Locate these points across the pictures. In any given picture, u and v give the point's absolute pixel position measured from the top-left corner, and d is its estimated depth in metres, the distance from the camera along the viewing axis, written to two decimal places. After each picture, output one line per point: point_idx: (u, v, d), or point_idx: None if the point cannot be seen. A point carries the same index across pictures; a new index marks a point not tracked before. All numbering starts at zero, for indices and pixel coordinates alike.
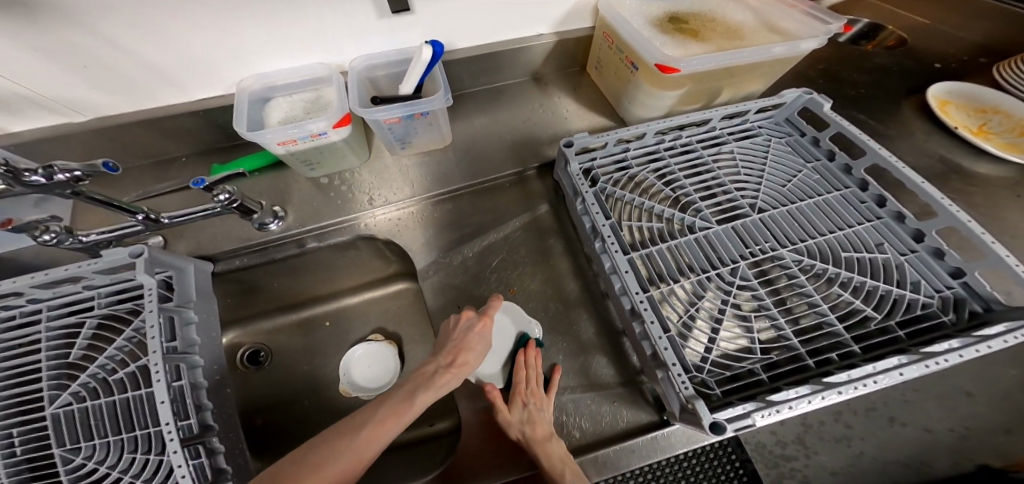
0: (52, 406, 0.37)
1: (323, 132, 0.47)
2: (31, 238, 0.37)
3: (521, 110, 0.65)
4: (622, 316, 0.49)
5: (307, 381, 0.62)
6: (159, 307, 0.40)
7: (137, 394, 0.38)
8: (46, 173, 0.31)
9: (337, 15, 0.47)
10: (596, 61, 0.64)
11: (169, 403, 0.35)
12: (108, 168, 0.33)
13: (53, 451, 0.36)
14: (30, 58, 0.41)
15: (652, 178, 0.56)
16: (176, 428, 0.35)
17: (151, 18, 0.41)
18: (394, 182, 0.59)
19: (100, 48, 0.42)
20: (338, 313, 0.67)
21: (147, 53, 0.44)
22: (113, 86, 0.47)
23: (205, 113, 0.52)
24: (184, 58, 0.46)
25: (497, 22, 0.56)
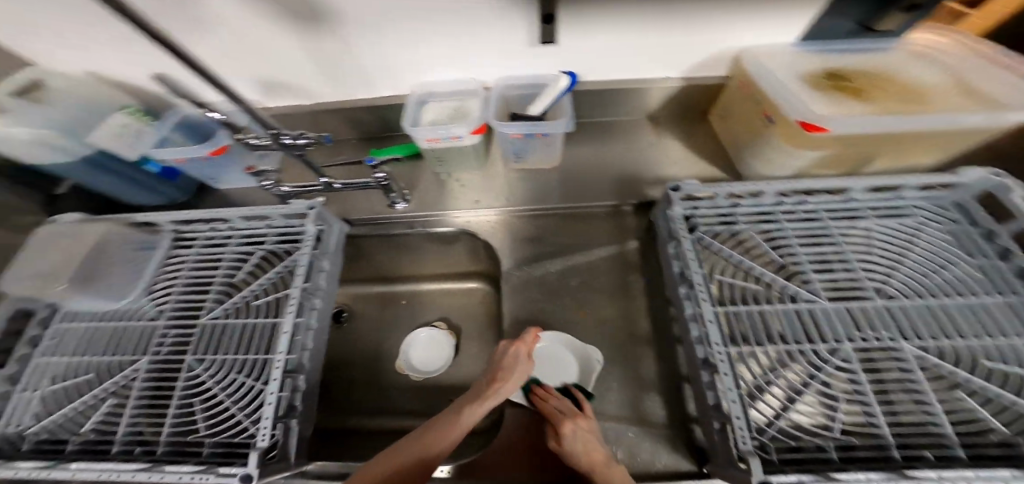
0: (207, 317, 0.52)
1: (460, 137, 0.55)
2: (258, 182, 0.51)
3: (634, 148, 0.67)
4: (691, 363, 0.47)
5: (372, 349, 0.71)
6: (310, 254, 0.53)
7: (262, 322, 0.51)
8: (284, 137, 0.43)
9: (496, 43, 0.54)
10: (724, 108, 0.63)
11: (289, 336, 0.47)
12: (325, 139, 0.45)
13: (186, 358, 0.49)
14: (278, 55, 0.55)
15: (759, 239, 0.54)
16: (284, 359, 0.46)
17: (361, 34, 0.52)
18: (501, 190, 0.65)
19: (322, 53, 0.55)
20: (415, 295, 0.76)
21: (349, 60, 0.56)
22: (320, 82, 0.60)
23: (374, 109, 0.64)
24: (373, 66, 0.58)
25: (636, 62, 0.59)
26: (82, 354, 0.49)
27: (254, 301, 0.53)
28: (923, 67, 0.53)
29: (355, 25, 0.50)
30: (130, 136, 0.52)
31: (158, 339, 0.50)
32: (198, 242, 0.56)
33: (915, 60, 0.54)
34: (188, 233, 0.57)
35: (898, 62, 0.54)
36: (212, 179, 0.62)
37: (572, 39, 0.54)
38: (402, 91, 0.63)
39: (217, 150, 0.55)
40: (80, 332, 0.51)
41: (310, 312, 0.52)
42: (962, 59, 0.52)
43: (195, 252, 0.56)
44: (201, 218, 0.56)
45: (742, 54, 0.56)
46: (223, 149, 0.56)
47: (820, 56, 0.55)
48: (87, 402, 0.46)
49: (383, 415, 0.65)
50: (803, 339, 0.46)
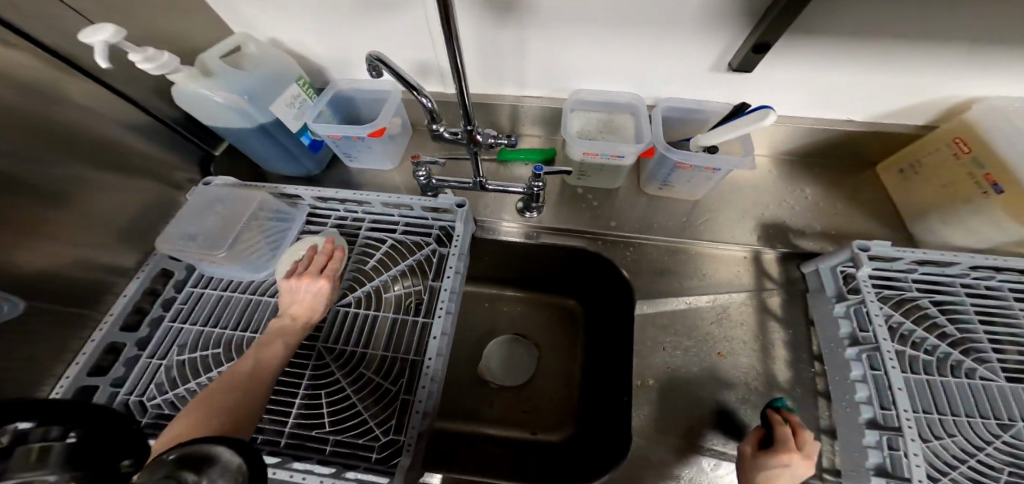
0: (339, 305, 0.50)
1: (622, 156, 0.52)
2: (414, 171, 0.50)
3: (784, 191, 0.61)
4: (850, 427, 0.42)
5: (454, 352, 0.69)
6: (459, 254, 0.50)
7: (399, 318, 0.49)
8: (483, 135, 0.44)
9: (682, 60, 0.51)
10: (904, 163, 0.57)
11: (438, 343, 0.44)
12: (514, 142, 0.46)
13: (318, 345, 0.47)
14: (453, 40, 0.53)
15: (933, 309, 0.47)
16: (433, 365, 0.43)
17: (553, 30, 0.50)
18: (635, 212, 0.61)
19: (499, 44, 0.53)
20: (496, 298, 0.73)
21: (520, 53, 0.54)
22: (478, 73, 0.58)
23: (518, 108, 0.62)
24: (543, 63, 0.55)
25: (816, 99, 0.54)
26: (206, 326, 0.47)
27: (386, 293, 0.51)
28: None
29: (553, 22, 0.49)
30: (298, 107, 0.53)
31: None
32: (331, 220, 0.54)
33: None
34: (322, 210, 0.55)
35: None
36: (349, 157, 0.60)
37: (769, 66, 0.50)
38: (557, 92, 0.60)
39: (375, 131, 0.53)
40: (206, 302, 0.49)
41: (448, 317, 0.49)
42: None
43: (327, 228, 0.53)
44: (339, 198, 0.53)
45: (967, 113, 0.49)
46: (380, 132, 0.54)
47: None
48: (214, 377, 0.42)
49: (474, 421, 0.63)
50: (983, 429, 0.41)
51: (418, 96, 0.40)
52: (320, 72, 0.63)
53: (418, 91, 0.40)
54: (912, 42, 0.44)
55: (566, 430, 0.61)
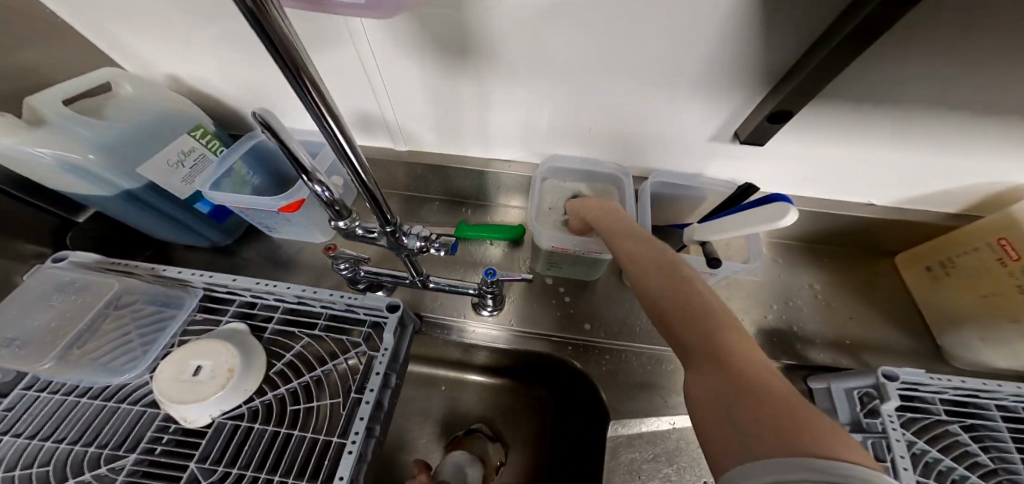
0: (224, 417, 0.39)
1: (598, 252, 0.43)
2: (332, 262, 0.39)
3: (788, 280, 0.53)
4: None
5: (410, 449, 0.59)
6: (385, 370, 0.39)
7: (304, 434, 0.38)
8: (411, 238, 0.33)
9: (674, 130, 0.42)
10: (932, 260, 0.48)
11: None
12: (454, 250, 0.35)
13: (192, 464, 0.36)
14: (391, 93, 0.43)
15: (973, 440, 0.38)
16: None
17: (511, 91, 0.40)
18: (614, 311, 0.53)
19: (451, 104, 0.43)
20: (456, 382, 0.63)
21: (477, 115, 0.44)
22: (429, 134, 0.48)
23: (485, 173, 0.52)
24: (503, 126, 0.45)
25: (831, 180, 0.45)
26: (47, 435, 0.36)
27: (292, 403, 0.41)
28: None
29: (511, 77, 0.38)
30: (188, 167, 0.44)
31: (154, 432, 0.38)
32: (232, 308, 0.43)
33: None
34: (223, 296, 0.44)
35: None
36: (270, 228, 0.50)
37: (779, 142, 0.41)
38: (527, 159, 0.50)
39: (290, 204, 0.44)
40: (52, 404, 0.37)
41: (368, 443, 0.37)
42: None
43: (225, 319, 0.43)
44: (246, 287, 0.43)
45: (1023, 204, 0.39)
46: (297, 204, 0.44)
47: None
48: None
49: None
50: None
51: (309, 186, 0.27)
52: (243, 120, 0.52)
53: (313, 176, 0.27)
54: (958, 118, 0.35)
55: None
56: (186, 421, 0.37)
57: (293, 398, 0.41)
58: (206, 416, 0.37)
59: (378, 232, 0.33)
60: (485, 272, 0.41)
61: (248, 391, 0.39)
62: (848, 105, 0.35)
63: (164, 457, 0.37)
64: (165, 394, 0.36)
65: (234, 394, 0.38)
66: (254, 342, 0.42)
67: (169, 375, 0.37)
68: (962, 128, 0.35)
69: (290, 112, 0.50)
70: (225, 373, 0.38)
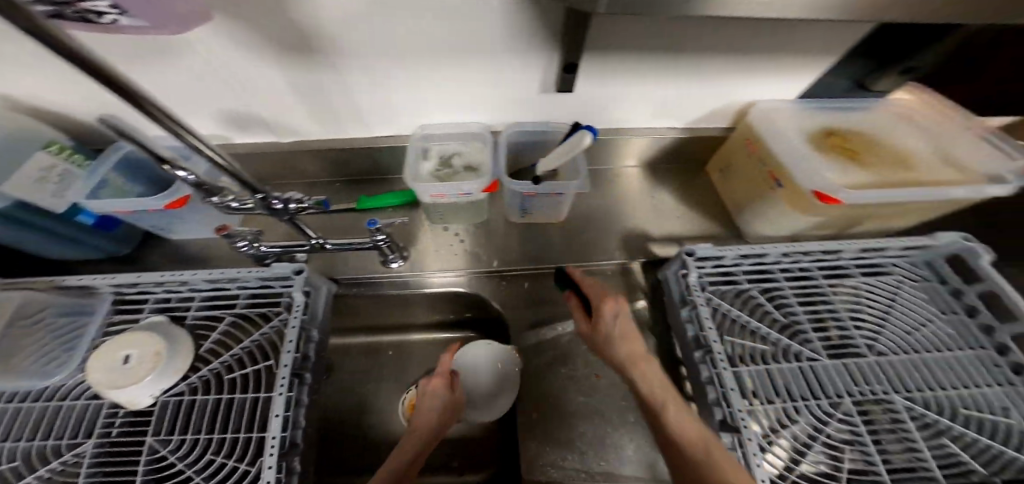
0: (166, 395, 0.44)
1: (470, 192, 0.51)
2: (233, 242, 0.44)
3: (634, 196, 0.67)
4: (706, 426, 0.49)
5: (361, 403, 0.66)
6: (300, 322, 0.45)
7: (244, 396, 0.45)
8: (284, 202, 0.38)
9: (506, 87, 0.52)
10: (722, 165, 0.64)
11: (281, 419, 0.41)
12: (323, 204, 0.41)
13: (148, 438, 0.42)
14: (258, 88, 0.49)
15: (763, 299, 0.56)
16: (278, 443, 0.40)
17: (362, 74, 0.48)
18: (498, 247, 0.62)
19: (317, 91, 0.50)
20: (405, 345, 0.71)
21: (343, 97, 0.51)
22: (307, 120, 0.55)
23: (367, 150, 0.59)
24: (368, 104, 0.53)
25: (638, 112, 0.59)
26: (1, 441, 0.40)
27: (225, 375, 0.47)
28: (914, 129, 0.56)
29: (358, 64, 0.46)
30: (57, 182, 0.47)
31: (104, 420, 0.42)
32: (149, 304, 0.48)
33: (902, 123, 0.57)
34: (132, 298, 0.49)
35: (883, 124, 0.57)
36: (166, 229, 0.53)
37: (586, 87, 0.53)
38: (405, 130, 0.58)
39: (175, 202, 0.47)
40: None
41: (301, 388, 0.45)
42: (950, 133, 0.55)
43: (144, 314, 0.47)
44: (154, 281, 0.48)
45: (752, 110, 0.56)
46: (183, 200, 0.48)
47: (819, 113, 0.57)
48: None
49: None
50: (809, 395, 0.50)
51: (173, 172, 0.33)
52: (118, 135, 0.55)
53: (173, 163, 0.33)
54: (690, 54, 0.48)
55: (489, 468, 0.61)
56: (131, 404, 0.42)
57: (229, 369, 0.47)
58: (150, 396, 0.43)
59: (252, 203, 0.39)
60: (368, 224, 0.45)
61: (180, 369, 0.44)
62: (615, 54, 0.47)
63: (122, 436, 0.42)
64: (99, 386, 0.41)
65: (167, 373, 0.43)
66: (176, 330, 0.46)
67: (102, 365, 0.41)
68: (697, 61, 0.49)
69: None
70: (152, 358, 0.43)
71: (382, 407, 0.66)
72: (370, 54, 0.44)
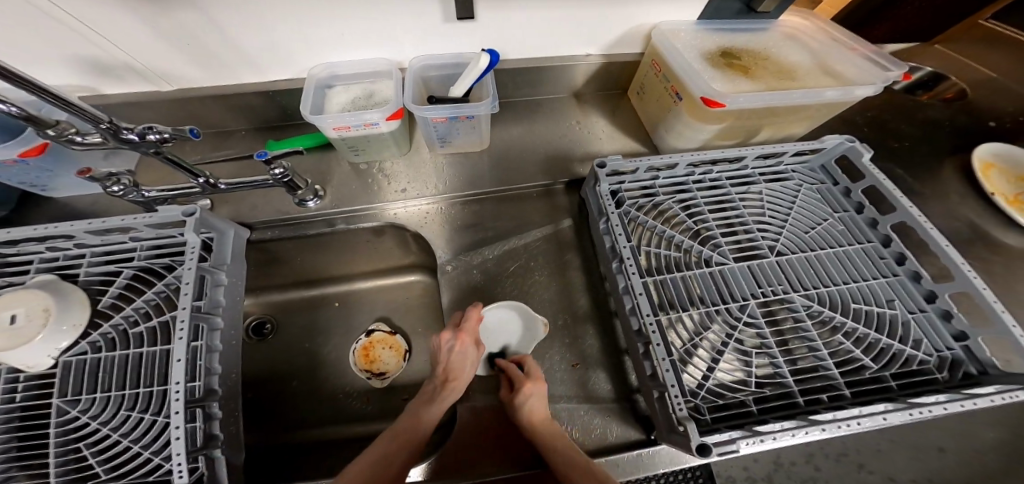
0: (67, 355, 0.42)
1: (376, 123, 0.51)
2: (104, 188, 0.40)
3: (559, 125, 0.68)
4: (628, 334, 0.52)
5: (304, 358, 0.67)
6: (198, 266, 0.43)
7: (148, 352, 0.44)
8: (138, 132, 0.36)
9: (409, 16, 0.51)
10: (638, 85, 0.67)
11: (185, 364, 0.39)
12: (192, 134, 0.39)
13: (54, 400, 0.40)
14: (139, 30, 0.46)
15: (677, 209, 0.59)
16: (183, 387, 0.38)
17: (249, 7, 0.46)
18: (423, 178, 0.62)
19: (207, 27, 0.47)
20: (348, 295, 0.72)
21: (240, 33, 0.49)
22: (203, 63, 0.52)
23: (273, 94, 0.58)
24: (264, 41, 0.51)
25: (550, 39, 0.60)
26: None
27: (134, 329, 0.45)
28: (799, 44, 0.60)
29: None
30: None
31: (6, 386, 0.41)
32: (34, 265, 0.44)
33: (793, 38, 0.61)
34: (16, 260, 0.45)
35: (777, 40, 0.60)
36: (40, 186, 0.49)
37: (490, 13, 0.52)
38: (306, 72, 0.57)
39: (32, 149, 0.43)
40: None
41: (212, 334, 0.44)
42: (827, 43, 0.59)
43: (32, 275, 0.44)
44: (30, 236, 0.44)
45: (653, 31, 0.58)
46: (41, 149, 0.44)
47: (715, 34, 0.59)
48: None
49: (337, 423, 0.62)
50: (719, 300, 0.55)
51: None
52: None
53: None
54: None
55: None
56: (26, 367, 0.41)
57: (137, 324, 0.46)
58: (48, 358, 0.41)
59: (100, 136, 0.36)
60: (258, 156, 0.46)
61: (80, 323, 0.43)
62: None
63: (32, 399, 0.41)
64: None
65: (62, 329, 0.41)
66: (68, 286, 0.44)
67: None
68: None
69: (40, 74, 0.49)
70: (41, 314, 0.41)
71: (331, 358, 0.67)
72: None
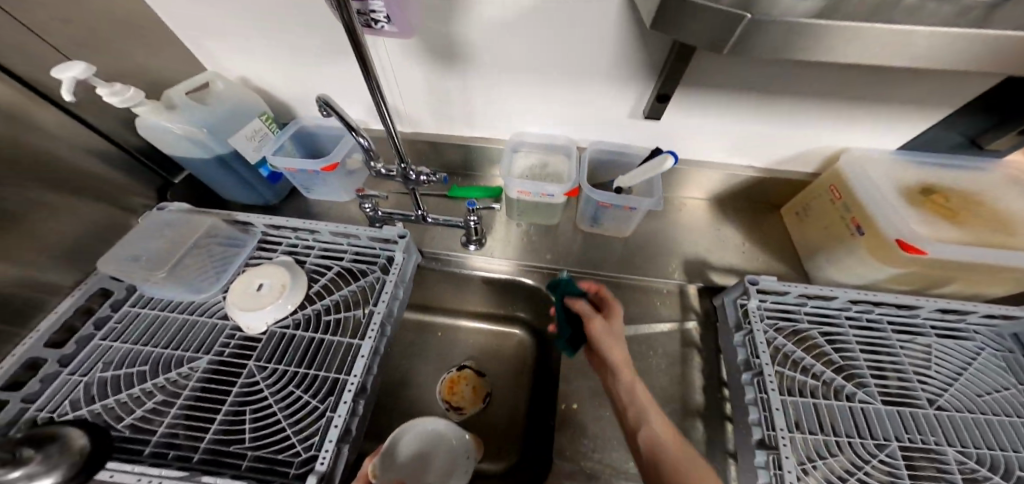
0: (274, 327, 0.54)
1: (552, 195, 0.59)
2: (363, 205, 0.57)
3: (701, 228, 0.70)
4: (741, 440, 0.49)
5: (406, 374, 0.73)
6: (393, 282, 0.55)
7: (328, 340, 0.53)
8: (417, 172, 0.49)
9: (608, 109, 0.59)
10: (799, 206, 0.66)
11: (364, 361, 0.49)
12: (443, 180, 0.52)
13: (250, 363, 0.51)
14: (412, 85, 0.60)
15: (822, 340, 0.56)
16: (354, 385, 0.47)
17: (493, 83, 0.58)
18: (565, 248, 0.70)
19: (455, 89, 0.60)
20: (450, 330, 0.79)
21: (473, 98, 0.61)
22: (436, 115, 0.66)
23: (469, 148, 0.70)
24: (488, 109, 0.63)
25: (720, 148, 0.63)
26: (145, 343, 0.52)
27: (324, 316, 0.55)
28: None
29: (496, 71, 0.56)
30: (259, 141, 0.59)
31: (222, 340, 0.54)
32: (281, 247, 0.59)
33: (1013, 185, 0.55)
34: (272, 238, 0.60)
35: (997, 185, 0.55)
36: (308, 189, 0.67)
37: (678, 117, 0.59)
38: (501, 135, 0.68)
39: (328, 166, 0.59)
40: (148, 322, 0.55)
41: (381, 340, 0.53)
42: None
43: (278, 255, 0.58)
44: (290, 227, 0.59)
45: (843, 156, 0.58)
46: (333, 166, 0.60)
47: (918, 167, 0.57)
48: (141, 391, 0.48)
49: None
50: (854, 433, 0.49)
51: (356, 136, 0.45)
52: (285, 107, 0.71)
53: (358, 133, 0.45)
54: (793, 93, 0.52)
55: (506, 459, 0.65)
56: (249, 328, 0.54)
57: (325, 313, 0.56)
58: (264, 324, 0.54)
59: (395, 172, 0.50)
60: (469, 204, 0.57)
61: (293, 304, 0.55)
62: (715, 86, 0.53)
63: (231, 357, 0.53)
64: (237, 305, 0.53)
65: (284, 306, 0.54)
66: (299, 269, 0.57)
67: (243, 287, 0.54)
68: (792, 99, 0.53)
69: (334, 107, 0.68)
70: (279, 288, 0.54)
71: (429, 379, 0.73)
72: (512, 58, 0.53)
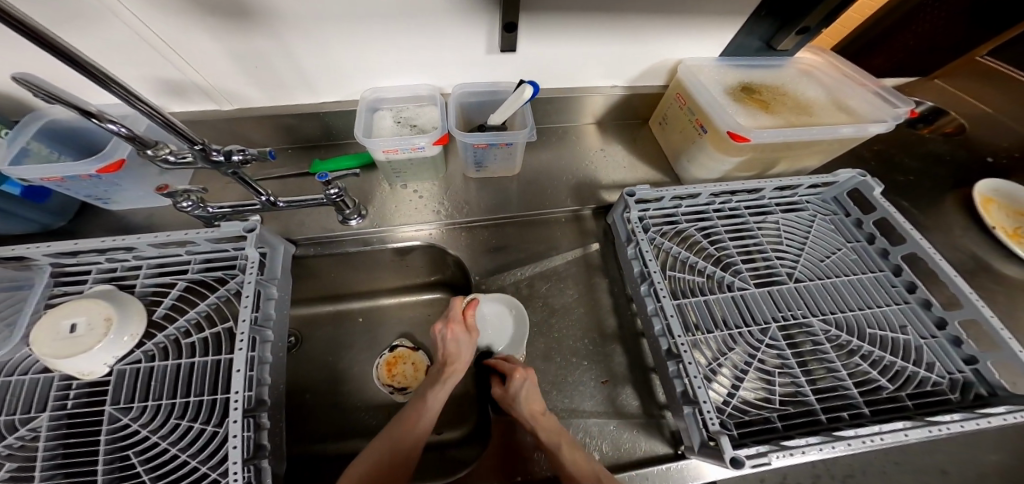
0: (122, 363, 0.43)
1: (421, 146, 0.54)
2: (175, 203, 0.45)
3: (584, 153, 0.72)
4: (656, 354, 0.53)
5: (327, 373, 0.66)
6: (256, 280, 0.46)
7: (199, 362, 0.44)
8: (226, 153, 0.41)
9: (457, 46, 0.55)
10: (661, 116, 0.71)
11: (243, 374, 0.40)
12: (270, 156, 0.43)
13: (107, 407, 0.41)
14: (218, 54, 0.49)
15: (699, 237, 0.62)
16: (241, 399, 0.39)
17: (317, 39, 0.50)
18: (451, 199, 0.66)
19: (276, 49, 0.50)
20: (371, 311, 0.72)
21: (300, 54, 0.52)
22: (266, 86, 0.56)
23: (321, 115, 0.61)
24: (325, 69, 0.55)
25: (578, 73, 0.64)
26: None
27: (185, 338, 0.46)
28: (812, 80, 0.65)
29: (316, 22, 0.47)
30: None
31: (58, 392, 0.41)
32: (92, 275, 0.47)
33: (804, 75, 0.65)
34: (74, 269, 0.47)
35: (794, 77, 0.65)
36: (104, 199, 0.55)
37: (529, 46, 0.57)
38: (354, 97, 0.61)
39: (109, 166, 0.49)
40: None
41: (263, 345, 0.45)
42: (842, 79, 0.63)
43: (89, 285, 0.46)
44: (94, 249, 0.46)
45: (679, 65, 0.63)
46: (117, 165, 0.50)
47: (737, 70, 0.64)
48: None
49: (357, 436, 0.61)
50: (742, 323, 0.56)
51: (102, 126, 0.33)
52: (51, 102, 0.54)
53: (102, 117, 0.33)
54: (623, 14, 0.53)
55: (466, 424, 0.63)
56: (83, 375, 0.41)
57: (189, 334, 0.46)
58: (104, 365, 0.42)
59: (191, 155, 0.41)
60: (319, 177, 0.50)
61: (136, 333, 0.44)
62: (559, 13, 0.52)
63: (81, 407, 0.41)
64: (42, 353, 0.39)
65: (123, 338, 0.42)
66: (123, 295, 0.45)
67: (45, 337, 0.40)
68: (625, 18, 0.54)
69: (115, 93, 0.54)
70: (104, 322, 0.42)
71: (354, 368, 0.67)
72: (328, 7, 0.45)
